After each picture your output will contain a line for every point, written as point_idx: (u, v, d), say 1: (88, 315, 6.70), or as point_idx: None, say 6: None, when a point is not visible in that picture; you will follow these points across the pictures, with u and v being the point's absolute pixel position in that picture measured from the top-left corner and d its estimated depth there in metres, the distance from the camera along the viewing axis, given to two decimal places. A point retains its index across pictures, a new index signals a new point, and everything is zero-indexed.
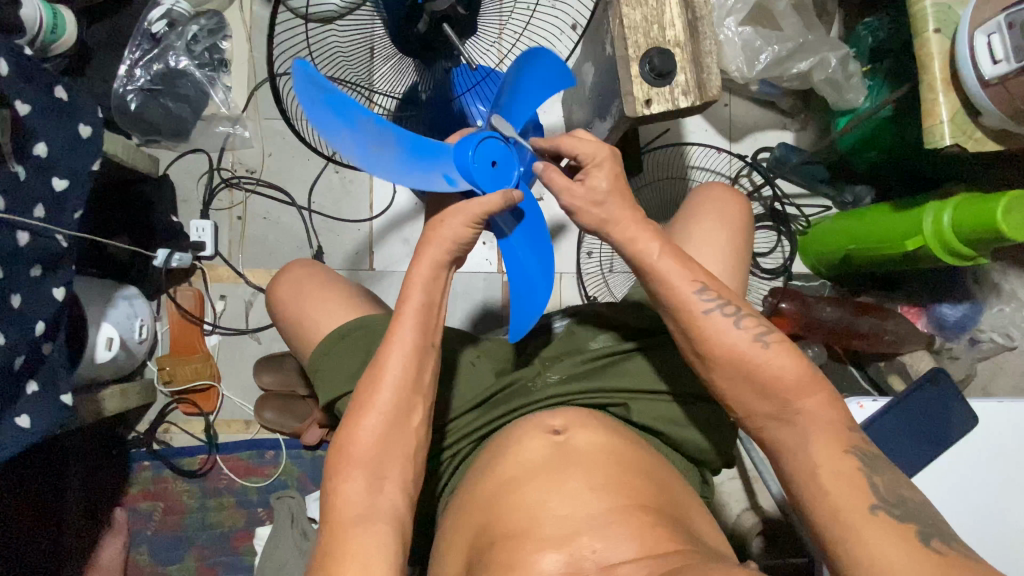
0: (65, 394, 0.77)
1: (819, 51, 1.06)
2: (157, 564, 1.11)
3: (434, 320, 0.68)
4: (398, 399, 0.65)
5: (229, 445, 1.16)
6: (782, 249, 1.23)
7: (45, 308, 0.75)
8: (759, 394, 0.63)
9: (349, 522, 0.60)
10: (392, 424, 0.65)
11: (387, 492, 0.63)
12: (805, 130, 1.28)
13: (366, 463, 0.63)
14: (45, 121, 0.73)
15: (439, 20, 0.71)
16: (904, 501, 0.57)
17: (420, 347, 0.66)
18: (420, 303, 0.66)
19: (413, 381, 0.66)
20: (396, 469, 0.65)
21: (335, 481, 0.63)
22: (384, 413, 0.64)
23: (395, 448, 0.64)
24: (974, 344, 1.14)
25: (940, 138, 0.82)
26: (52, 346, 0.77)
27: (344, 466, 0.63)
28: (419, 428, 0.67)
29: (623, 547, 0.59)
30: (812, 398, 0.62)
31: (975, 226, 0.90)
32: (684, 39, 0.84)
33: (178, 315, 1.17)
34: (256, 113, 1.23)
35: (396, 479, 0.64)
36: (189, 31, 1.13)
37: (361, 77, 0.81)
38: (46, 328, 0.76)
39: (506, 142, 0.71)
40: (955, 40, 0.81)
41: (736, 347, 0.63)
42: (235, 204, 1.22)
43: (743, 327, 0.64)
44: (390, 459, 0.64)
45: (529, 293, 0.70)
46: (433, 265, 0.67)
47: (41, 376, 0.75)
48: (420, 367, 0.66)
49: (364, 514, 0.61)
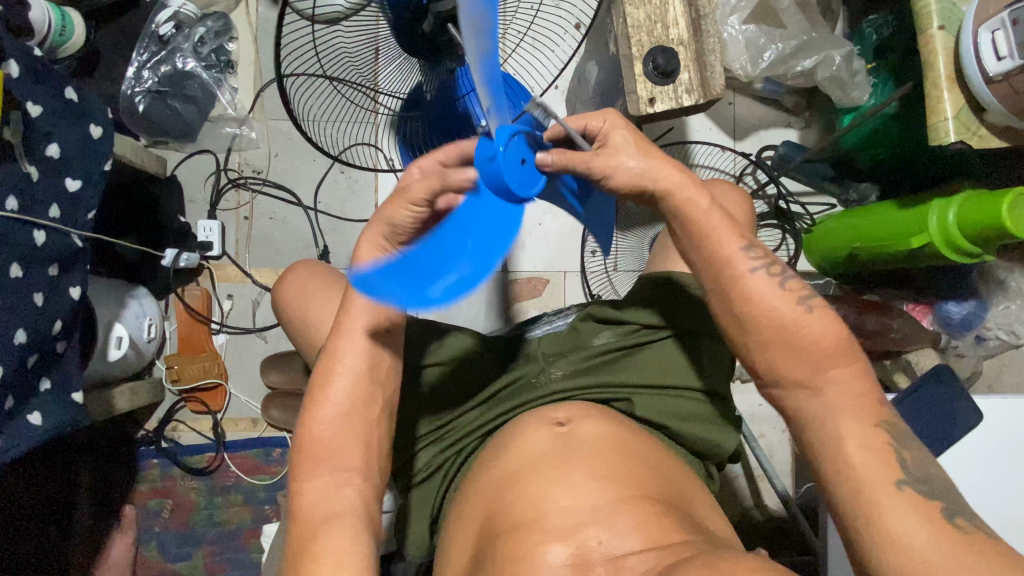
0: (74, 392, 0.78)
1: (824, 48, 1.06)
2: (165, 560, 1.12)
3: (390, 309, 0.69)
4: (352, 392, 0.66)
5: (236, 443, 1.18)
6: (786, 247, 1.23)
7: (63, 308, 0.76)
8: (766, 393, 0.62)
9: (320, 518, 0.61)
10: (348, 415, 0.66)
11: (351, 484, 0.64)
12: (809, 128, 1.28)
13: (328, 457, 0.64)
14: (56, 122, 0.74)
15: (444, 20, 0.72)
16: (922, 478, 0.55)
17: (371, 337, 0.67)
18: (374, 293, 0.68)
19: (368, 372, 0.67)
20: (359, 460, 0.66)
21: (300, 477, 0.64)
22: (339, 406, 0.65)
23: (354, 439, 0.65)
24: (980, 341, 1.14)
25: (945, 134, 0.82)
26: (67, 345, 0.78)
27: (308, 462, 0.64)
28: (378, 420, 0.67)
29: (628, 538, 0.60)
30: (835, 383, 0.59)
31: (979, 222, 0.90)
32: (688, 38, 0.84)
33: (186, 314, 1.18)
34: (262, 114, 1.24)
35: (357, 473, 0.65)
36: (196, 33, 1.13)
37: (365, 77, 0.83)
38: (64, 326, 0.77)
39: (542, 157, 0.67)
40: (959, 37, 0.81)
41: (764, 322, 0.61)
42: (241, 204, 1.23)
43: (787, 288, 0.61)
44: (350, 450, 0.65)
45: None
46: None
47: (53, 374, 0.77)
48: (374, 357, 0.67)
49: (332, 509, 0.62)
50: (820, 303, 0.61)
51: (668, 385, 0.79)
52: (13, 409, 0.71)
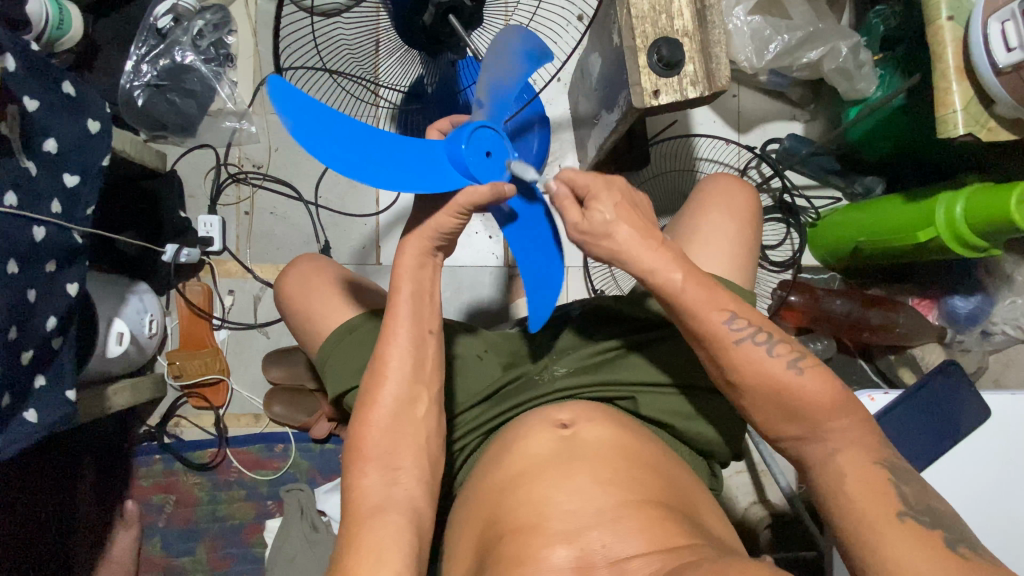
0: (69, 388, 0.78)
1: (831, 39, 1.05)
2: (168, 555, 1.13)
3: (430, 309, 0.69)
4: (401, 391, 0.67)
5: (238, 439, 1.17)
6: (790, 241, 1.22)
7: (57, 306, 0.76)
8: (767, 399, 0.62)
9: (366, 514, 0.61)
10: (397, 416, 0.66)
11: (402, 483, 0.64)
12: (815, 121, 1.26)
13: (377, 457, 0.65)
14: (52, 116, 0.73)
15: (445, 11, 0.70)
16: (922, 511, 0.56)
17: (416, 336, 0.68)
18: (411, 291, 0.68)
19: (413, 370, 0.68)
20: (408, 458, 0.66)
21: (352, 476, 0.65)
22: (388, 407, 0.66)
23: (404, 438, 0.66)
24: (986, 336, 1.13)
25: (954, 127, 0.80)
26: (61, 340, 0.78)
27: (357, 462, 0.65)
28: (426, 417, 0.68)
29: (630, 542, 0.59)
30: (825, 408, 0.60)
31: (988, 217, 0.89)
32: (692, 29, 0.83)
33: (187, 310, 1.18)
34: (262, 108, 1.24)
35: (409, 470, 0.65)
36: (195, 26, 1.12)
37: (367, 70, 0.81)
38: (59, 323, 0.77)
39: (499, 132, 0.66)
40: (969, 27, 0.79)
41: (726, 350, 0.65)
42: (242, 199, 1.22)
43: (776, 353, 0.62)
44: (402, 449, 0.66)
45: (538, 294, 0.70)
46: (421, 254, 0.68)
47: (49, 372, 0.76)
48: (419, 355, 0.68)
49: (379, 505, 0.62)
50: (807, 364, 0.62)
51: (671, 382, 0.78)
52: (7, 407, 0.70)
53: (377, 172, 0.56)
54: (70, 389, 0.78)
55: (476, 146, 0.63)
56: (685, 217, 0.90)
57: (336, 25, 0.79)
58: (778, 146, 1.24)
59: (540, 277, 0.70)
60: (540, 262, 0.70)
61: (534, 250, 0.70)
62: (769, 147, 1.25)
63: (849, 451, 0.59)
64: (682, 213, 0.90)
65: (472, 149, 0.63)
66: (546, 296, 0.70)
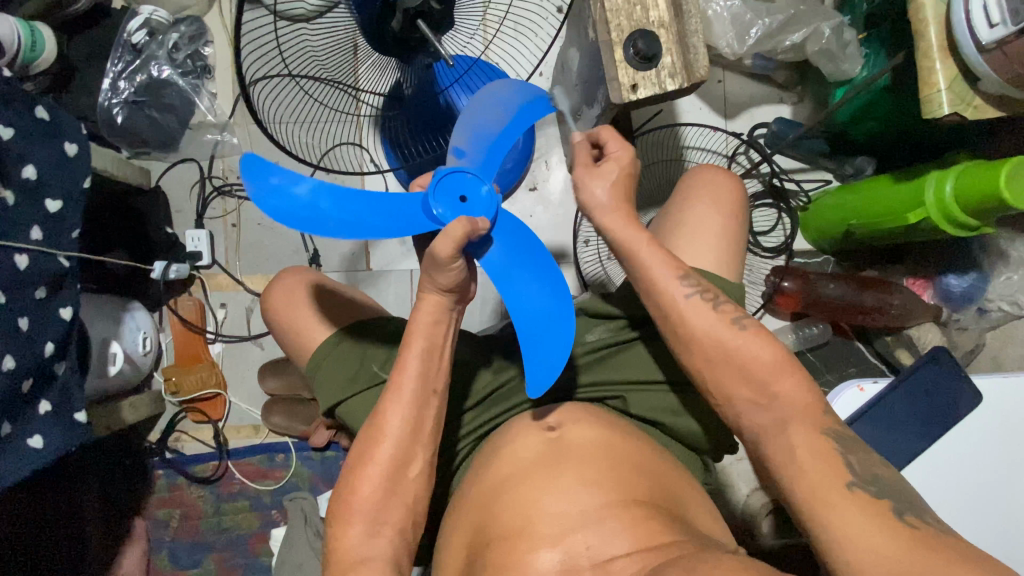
0: (78, 411, 0.79)
1: (813, 21, 1.03)
2: (179, 567, 1.14)
3: (438, 367, 0.69)
4: (397, 452, 0.66)
5: (239, 451, 1.18)
6: (783, 226, 1.20)
7: (51, 330, 0.75)
8: (739, 397, 0.63)
9: (353, 564, 0.63)
10: (392, 477, 0.66)
11: (386, 535, 0.65)
12: (802, 103, 1.25)
13: (367, 514, 0.65)
14: (29, 144, 0.73)
15: (413, 16, 0.69)
16: (870, 480, 0.55)
17: (421, 397, 0.68)
18: (423, 348, 0.68)
19: (414, 431, 0.67)
20: (395, 510, 0.66)
21: (336, 526, 0.65)
22: (383, 466, 0.66)
23: (394, 494, 0.66)
24: (982, 314, 1.12)
25: (938, 107, 0.79)
26: (63, 365, 0.78)
27: (344, 512, 0.65)
28: (418, 477, 0.68)
29: (617, 542, 0.59)
30: (796, 399, 0.61)
31: (977, 195, 0.88)
32: (668, 19, 0.81)
33: (181, 326, 1.18)
34: (244, 119, 1.22)
35: (391, 518, 0.66)
36: (170, 39, 1.11)
37: (345, 76, 0.83)
38: (58, 347, 0.77)
39: (476, 176, 0.67)
40: (951, 4, 0.77)
41: (703, 348, 0.65)
42: (228, 211, 1.22)
43: (720, 311, 0.66)
44: (392, 507, 0.66)
45: (543, 342, 0.65)
46: (437, 310, 0.68)
47: (53, 395, 0.77)
48: (421, 415, 0.68)
49: (366, 555, 0.63)
50: (752, 324, 0.65)
51: (658, 380, 0.78)
52: (9, 434, 0.71)
53: (334, 227, 0.63)
54: (78, 411, 0.79)
55: (448, 195, 0.66)
56: (670, 212, 0.89)
57: (304, 32, 0.80)
58: (767, 131, 1.23)
59: (537, 325, 0.66)
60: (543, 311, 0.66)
61: (523, 295, 0.67)
62: (757, 132, 1.24)
63: (824, 434, 0.58)
64: (667, 208, 0.90)
65: (443, 196, 0.66)
66: (544, 347, 0.65)
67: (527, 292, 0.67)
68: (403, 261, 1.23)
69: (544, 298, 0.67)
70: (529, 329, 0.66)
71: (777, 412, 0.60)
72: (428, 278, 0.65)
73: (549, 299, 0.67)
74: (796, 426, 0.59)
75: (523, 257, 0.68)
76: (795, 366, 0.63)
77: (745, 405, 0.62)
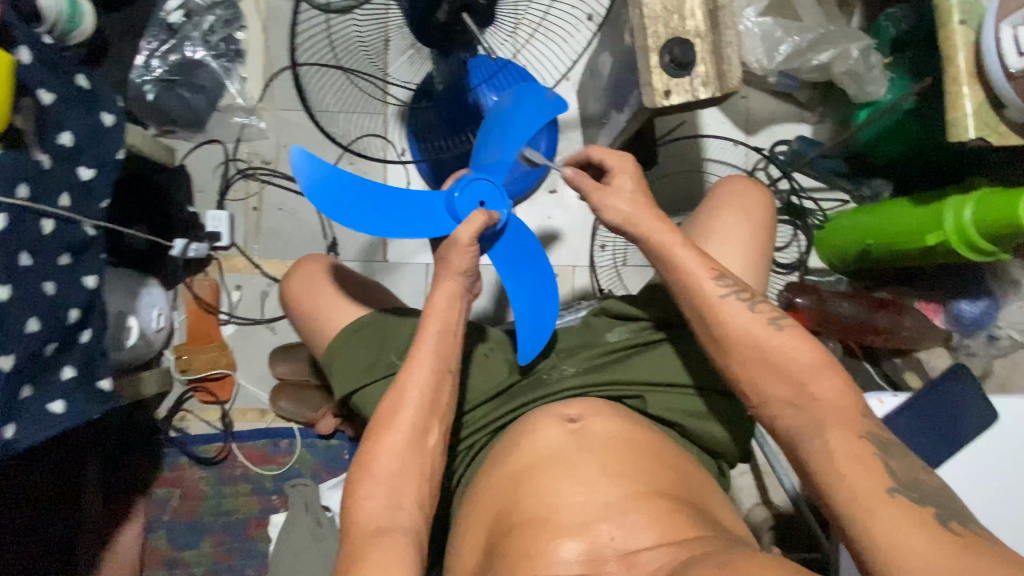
0: (102, 380, 0.80)
1: (842, 42, 1.05)
2: (175, 548, 1.13)
3: (452, 347, 0.71)
4: (417, 420, 0.67)
5: (244, 434, 1.18)
6: (797, 244, 1.25)
7: (78, 297, 0.76)
8: (768, 387, 0.64)
9: (372, 533, 0.62)
10: (410, 445, 0.67)
11: (405, 508, 0.64)
12: (823, 123, 1.26)
13: (386, 480, 0.65)
14: (69, 110, 0.74)
15: (459, 9, 0.69)
16: (909, 485, 0.56)
17: (437, 371, 0.69)
18: (439, 328, 0.70)
19: (430, 405, 0.68)
20: (414, 487, 0.66)
21: (354, 495, 0.65)
22: (405, 433, 0.67)
23: (412, 470, 0.66)
24: (992, 340, 1.13)
25: (965, 131, 0.80)
26: (89, 333, 0.79)
27: (363, 481, 0.65)
28: (435, 448, 0.68)
29: (643, 534, 0.59)
30: (815, 391, 0.62)
31: (996, 220, 0.89)
32: (705, 30, 0.82)
33: (195, 305, 1.19)
34: (272, 105, 1.23)
35: (411, 493, 0.65)
36: (205, 22, 1.16)
37: (378, 68, 0.84)
38: (81, 315, 0.78)
39: (494, 183, 0.73)
40: (981, 32, 0.79)
41: (733, 347, 0.66)
42: (250, 194, 1.23)
43: (737, 309, 0.67)
44: (408, 478, 0.66)
45: (534, 337, 0.75)
46: (451, 297, 0.71)
47: (78, 360, 0.77)
48: (438, 390, 0.69)
49: (382, 526, 0.63)
50: (789, 323, 0.67)
51: (688, 382, 0.78)
52: (29, 397, 0.71)
53: (373, 223, 0.70)
54: (106, 381, 0.80)
55: (469, 197, 0.72)
56: (698, 220, 0.89)
57: (350, 24, 0.81)
58: (787, 148, 1.25)
59: (532, 320, 0.74)
60: (536, 310, 0.75)
61: (521, 296, 0.75)
62: (777, 149, 1.25)
63: (842, 439, 0.59)
64: (696, 216, 0.90)
65: (465, 199, 0.72)
66: (534, 340, 0.75)
67: (525, 287, 0.75)
68: (420, 254, 1.24)
69: (539, 296, 0.75)
70: (523, 322, 0.74)
71: (820, 417, 0.61)
72: (444, 261, 0.70)
73: (541, 295, 0.75)
74: (819, 422, 0.60)
75: (524, 256, 0.75)
76: (818, 368, 0.63)
77: (783, 406, 0.64)
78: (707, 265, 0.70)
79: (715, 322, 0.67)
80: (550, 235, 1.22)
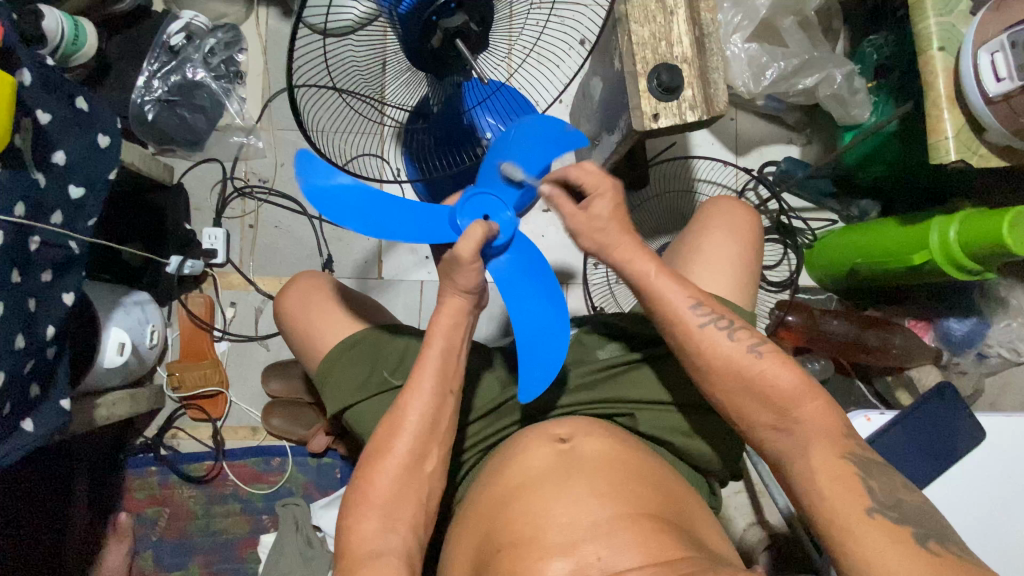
0: (63, 399, 0.78)
1: (825, 67, 1.08)
2: (161, 569, 1.11)
3: (453, 367, 0.71)
4: (413, 447, 0.67)
5: (236, 452, 1.17)
6: (788, 262, 1.25)
7: (54, 314, 0.77)
8: (757, 403, 0.65)
9: (363, 558, 0.61)
10: (406, 470, 0.67)
11: (399, 531, 0.64)
12: (811, 145, 1.29)
13: (380, 505, 0.65)
14: (65, 130, 0.75)
15: (453, 35, 0.71)
16: (890, 506, 0.56)
17: (438, 394, 0.69)
18: (442, 349, 0.70)
19: (430, 429, 0.68)
20: (409, 511, 0.66)
21: (350, 519, 0.65)
22: (400, 459, 0.66)
23: (408, 494, 0.66)
24: (981, 359, 1.14)
25: (945, 153, 0.83)
26: (55, 351, 0.78)
27: (359, 505, 0.65)
28: (432, 474, 0.68)
29: (627, 555, 0.59)
30: (803, 407, 0.63)
31: (978, 242, 0.90)
32: (692, 56, 0.85)
33: (189, 320, 1.19)
34: (270, 124, 1.25)
35: (406, 518, 0.65)
36: (206, 44, 1.16)
37: (374, 90, 0.84)
38: (56, 333, 0.78)
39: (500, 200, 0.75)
40: (959, 58, 0.82)
41: (721, 365, 0.67)
42: (247, 213, 1.24)
43: (726, 328, 0.68)
44: (403, 503, 0.66)
45: (545, 359, 0.72)
46: (456, 314, 0.71)
47: (43, 381, 0.77)
48: (438, 415, 0.69)
49: (376, 550, 0.62)
50: (768, 351, 0.67)
51: (679, 400, 0.78)
52: (8, 416, 0.71)
53: (369, 226, 0.73)
54: (65, 399, 0.79)
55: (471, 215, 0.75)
56: (686, 238, 0.91)
57: (348, 47, 0.77)
58: (775, 169, 1.27)
59: (537, 341, 0.73)
60: (541, 330, 0.74)
61: (523, 315, 0.74)
62: (766, 169, 1.27)
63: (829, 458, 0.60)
64: (684, 235, 0.92)
65: (470, 212, 0.75)
66: (545, 368, 0.72)
67: (531, 302, 0.75)
68: (415, 272, 1.25)
69: (544, 317, 0.74)
70: (527, 344, 0.73)
71: (799, 435, 0.62)
72: (449, 278, 0.70)
73: (544, 317, 0.74)
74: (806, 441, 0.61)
75: (534, 277, 0.76)
76: (804, 388, 0.64)
77: (766, 432, 0.64)
78: (699, 282, 0.71)
79: (703, 341, 0.68)
80: (544, 253, 1.24)
